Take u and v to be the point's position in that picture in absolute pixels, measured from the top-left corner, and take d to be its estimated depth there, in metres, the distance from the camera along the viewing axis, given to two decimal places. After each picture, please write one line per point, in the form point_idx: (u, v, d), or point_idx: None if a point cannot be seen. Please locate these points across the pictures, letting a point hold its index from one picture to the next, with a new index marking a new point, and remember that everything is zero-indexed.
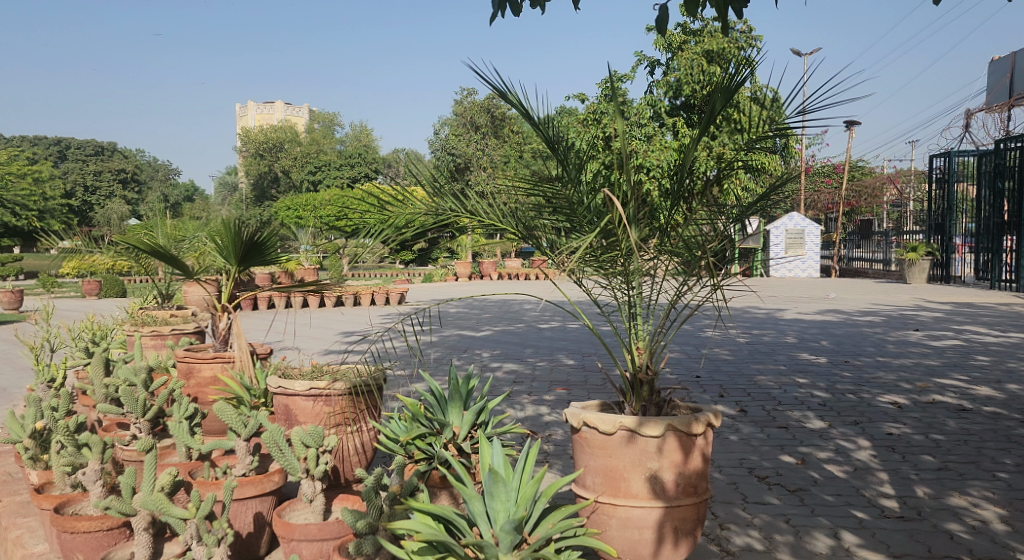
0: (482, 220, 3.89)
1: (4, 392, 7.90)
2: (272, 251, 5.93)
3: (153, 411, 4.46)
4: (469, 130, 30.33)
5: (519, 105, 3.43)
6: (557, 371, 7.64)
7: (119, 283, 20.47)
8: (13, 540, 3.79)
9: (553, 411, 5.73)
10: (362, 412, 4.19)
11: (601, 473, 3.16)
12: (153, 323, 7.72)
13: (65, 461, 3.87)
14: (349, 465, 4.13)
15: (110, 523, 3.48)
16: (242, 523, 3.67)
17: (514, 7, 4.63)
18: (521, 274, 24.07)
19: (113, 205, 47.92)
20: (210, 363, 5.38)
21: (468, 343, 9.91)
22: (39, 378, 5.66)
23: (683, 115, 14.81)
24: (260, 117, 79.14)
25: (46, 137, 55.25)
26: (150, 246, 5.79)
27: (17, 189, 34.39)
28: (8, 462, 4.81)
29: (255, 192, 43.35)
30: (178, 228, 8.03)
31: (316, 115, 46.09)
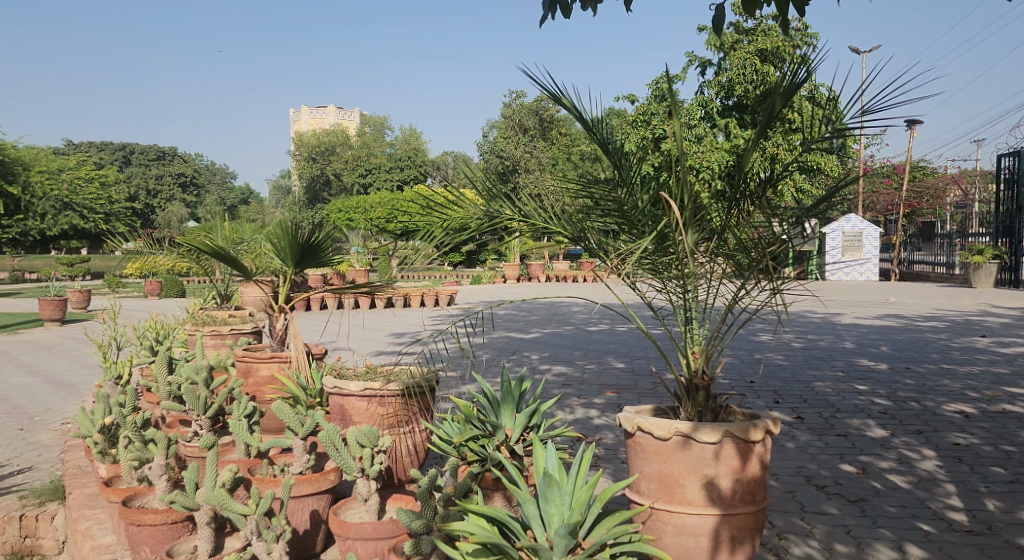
0: (533, 223, 3.91)
1: (74, 388, 8.21)
2: (326, 252, 6.04)
3: (214, 409, 4.58)
4: (517, 132, 30.25)
5: (573, 108, 3.43)
6: (607, 374, 7.59)
7: (178, 284, 21.09)
8: (82, 532, 3.95)
9: (604, 415, 5.70)
10: (414, 413, 4.23)
11: (656, 479, 3.13)
12: (212, 322, 7.94)
13: (132, 456, 4.01)
14: (403, 465, 4.19)
15: (173, 517, 3.59)
16: (299, 520, 3.75)
17: (564, 8, 4.63)
18: (570, 277, 24.00)
19: (173, 208, 49.36)
20: (267, 362, 5.50)
21: (518, 345, 9.93)
22: (107, 375, 5.87)
23: (736, 115, 14.56)
24: (313, 122, 80.57)
25: (111, 143, 57.11)
26: (211, 248, 5.95)
27: (84, 193, 35.74)
28: (78, 456, 5.00)
29: (308, 194, 44.12)
30: (236, 230, 8.22)
31: (367, 119, 46.65)
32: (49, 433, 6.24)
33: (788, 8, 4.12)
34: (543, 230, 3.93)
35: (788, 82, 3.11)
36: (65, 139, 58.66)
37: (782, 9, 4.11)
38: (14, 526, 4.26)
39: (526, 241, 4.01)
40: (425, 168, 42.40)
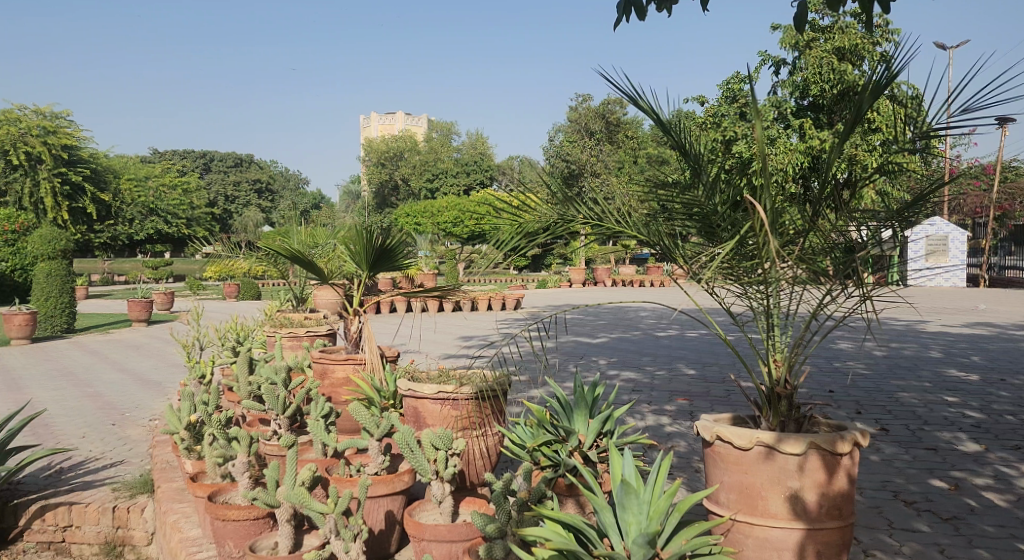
0: (605, 224, 3.88)
1: (161, 387, 8.55)
2: (400, 256, 6.14)
3: (292, 408, 4.70)
4: (583, 136, 30.07)
5: (650, 111, 3.41)
6: (678, 381, 7.48)
7: (254, 286, 21.75)
8: (171, 524, 4.10)
9: (675, 423, 5.62)
10: (487, 417, 4.26)
11: (737, 490, 3.07)
12: (289, 325, 8.14)
13: (217, 453, 4.15)
14: (476, 469, 4.22)
15: (256, 513, 3.70)
16: (375, 520, 3.81)
17: (638, 11, 4.60)
18: (637, 282, 23.76)
19: (250, 214, 50.97)
20: (342, 364, 5.63)
21: (586, 350, 9.88)
22: (192, 374, 6.09)
23: (811, 115, 14.14)
24: (383, 128, 82.18)
25: (192, 150, 59.43)
26: (290, 253, 6.13)
27: (167, 200, 37.27)
28: (165, 452, 5.20)
29: (377, 200, 44.94)
30: (312, 234, 8.43)
31: (435, 125, 47.20)
32: (138, 430, 6.51)
33: (871, 4, 3.98)
34: (612, 233, 3.91)
35: (873, 82, 2.99)
36: (150, 148, 61.41)
37: (865, 5, 3.98)
38: (108, 517, 4.46)
39: (592, 244, 3.99)
40: (492, 173, 42.70)
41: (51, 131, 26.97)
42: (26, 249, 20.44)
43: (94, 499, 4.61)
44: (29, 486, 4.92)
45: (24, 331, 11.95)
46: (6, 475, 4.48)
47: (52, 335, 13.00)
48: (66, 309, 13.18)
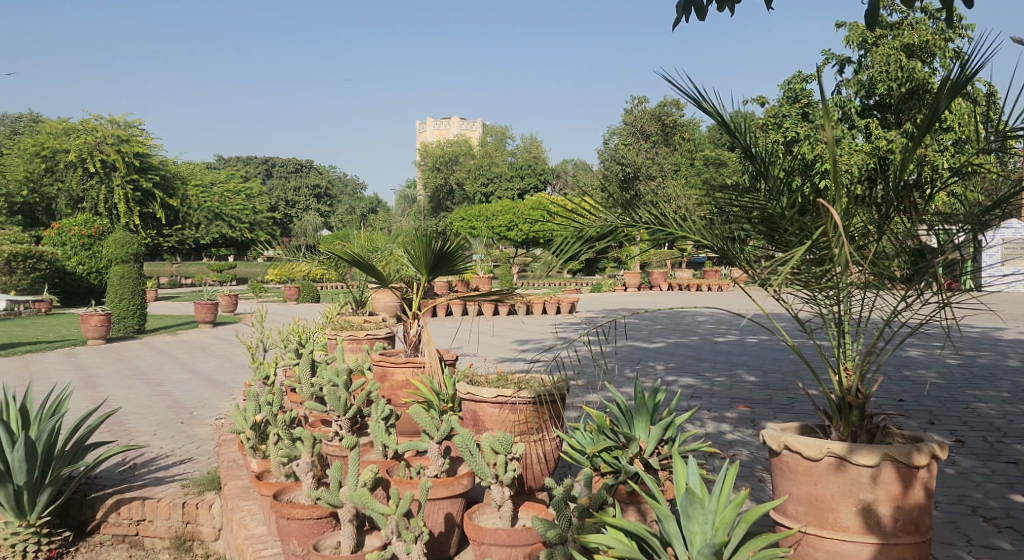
0: (667, 229, 3.84)
1: (226, 387, 8.79)
2: (459, 260, 6.18)
3: (354, 410, 4.76)
4: (639, 138, 29.83)
5: (715, 112, 3.36)
6: (739, 387, 7.35)
7: (314, 289, 22.19)
8: (237, 522, 4.21)
9: (737, 430, 5.51)
10: (545, 422, 4.24)
11: (805, 501, 3.00)
12: (349, 327, 8.27)
13: (282, 452, 4.24)
14: (534, 473, 4.21)
15: (319, 512, 3.76)
16: (435, 522, 3.83)
17: (699, 11, 4.55)
18: (693, 285, 23.44)
19: (309, 218, 52.05)
20: (402, 367, 5.68)
21: (643, 355, 9.78)
22: (256, 375, 6.23)
23: (878, 115, 13.71)
24: (438, 132, 83.07)
25: (254, 157, 60.97)
26: (352, 257, 6.24)
27: (232, 205, 38.32)
28: (231, 450, 5.33)
29: (433, 204, 45.35)
30: (370, 238, 8.54)
31: (489, 129, 47.51)
32: (206, 428, 6.71)
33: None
34: (670, 236, 3.87)
35: (947, 78, 2.87)
36: (215, 155, 63.29)
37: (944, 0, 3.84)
38: (178, 512, 4.59)
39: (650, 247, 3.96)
40: (546, 177, 42.73)
41: (125, 139, 28.10)
42: (101, 253, 21.29)
43: (164, 495, 4.76)
44: (105, 480, 5.11)
45: (100, 331, 12.43)
46: (86, 470, 4.67)
47: (124, 335, 13.50)
48: (138, 311, 13.66)
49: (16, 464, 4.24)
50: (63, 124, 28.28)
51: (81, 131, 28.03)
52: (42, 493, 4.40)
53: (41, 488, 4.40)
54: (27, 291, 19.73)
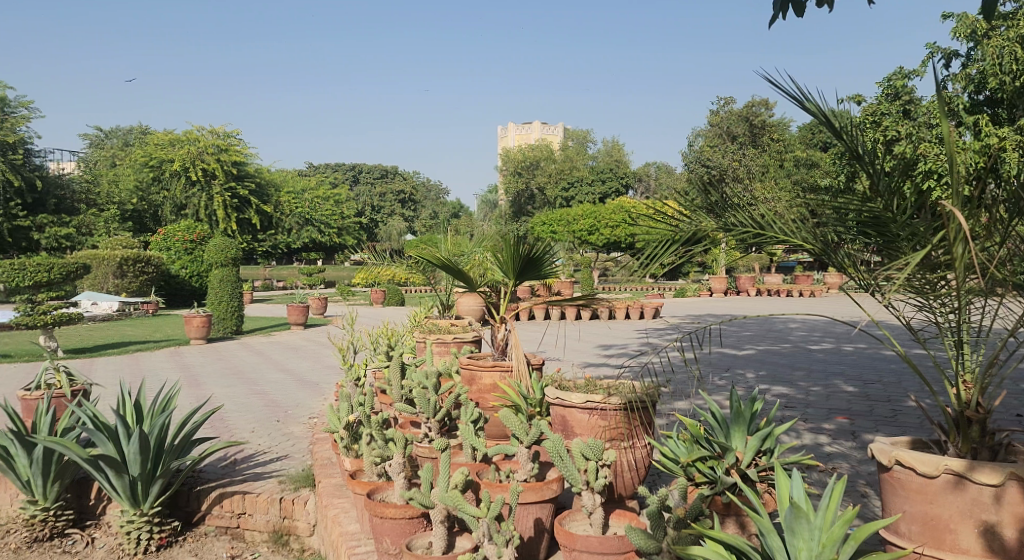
0: (769, 234, 3.79)
1: (318, 387, 9.06)
2: (547, 264, 6.15)
3: (443, 412, 4.80)
4: (725, 140, 29.12)
5: (818, 111, 3.27)
6: (836, 398, 7.07)
7: (400, 293, 22.60)
8: (332, 519, 4.33)
9: (835, 442, 5.30)
10: (636, 428, 4.18)
11: (920, 521, 2.88)
12: (437, 330, 8.38)
13: (375, 452, 4.32)
14: (624, 481, 4.14)
15: (411, 512, 3.81)
16: (525, 527, 3.83)
17: (796, 8, 4.43)
18: (782, 291, 22.68)
19: (394, 222, 53.11)
20: (490, 371, 5.69)
21: (733, 362, 9.51)
22: (348, 376, 6.37)
23: (988, 111, 12.92)
24: (519, 137, 83.51)
25: (342, 164, 62.71)
26: (441, 261, 6.32)
27: (321, 211, 39.48)
28: (325, 448, 5.48)
29: (515, 208, 45.47)
30: (457, 243, 8.62)
31: (570, 133, 47.46)
32: (300, 426, 6.94)
33: None
34: (757, 237, 3.85)
35: None
36: (307, 163, 65.56)
37: None
38: (276, 507, 4.75)
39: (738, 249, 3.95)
40: (627, 180, 42.37)
41: (223, 148, 29.40)
42: (201, 257, 22.32)
43: (263, 491, 4.93)
44: (209, 475, 5.34)
45: (201, 331, 13.00)
46: (192, 463, 4.89)
47: (223, 335, 14.08)
48: (236, 312, 14.20)
49: (132, 456, 4.47)
50: (169, 135, 29.80)
51: (184, 142, 29.48)
52: (154, 484, 4.62)
53: (153, 479, 4.63)
54: (134, 293, 20.84)
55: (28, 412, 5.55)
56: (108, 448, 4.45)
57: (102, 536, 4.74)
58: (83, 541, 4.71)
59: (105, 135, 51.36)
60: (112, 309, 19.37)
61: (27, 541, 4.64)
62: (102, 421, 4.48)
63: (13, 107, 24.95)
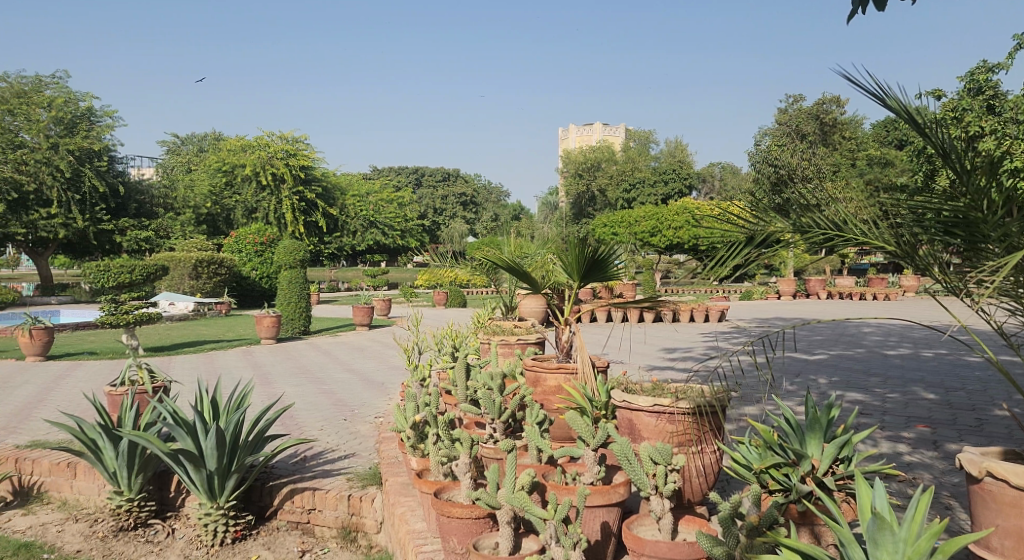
0: (847, 236, 3.71)
1: (383, 387, 9.19)
2: (613, 267, 6.09)
3: (508, 413, 4.80)
4: (794, 139, 28.42)
5: (900, 108, 3.17)
6: (914, 405, 6.80)
7: (462, 295, 22.75)
8: (399, 517, 4.37)
9: (916, 452, 5.10)
10: (705, 434, 4.10)
11: (1014, 535, 2.79)
12: (501, 332, 8.39)
13: (442, 452, 4.35)
14: (692, 486, 4.06)
15: (477, 512, 3.81)
16: (591, 530, 3.79)
17: (877, 3, 4.29)
18: (854, 294, 21.95)
19: (455, 225, 53.53)
20: (554, 373, 5.65)
21: (803, 367, 9.25)
22: (414, 376, 6.43)
23: None
24: (581, 138, 83.29)
25: (405, 167, 63.59)
26: (506, 263, 6.33)
27: (385, 213, 40.12)
28: (391, 447, 5.55)
29: (575, 210, 45.22)
30: (521, 245, 8.62)
31: (632, 134, 47.08)
32: (366, 425, 7.05)
33: None
34: (826, 238, 3.78)
35: None
36: (371, 167, 66.71)
37: None
38: (344, 504, 4.83)
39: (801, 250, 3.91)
40: (691, 180, 41.72)
41: (292, 153, 30.10)
42: (271, 259, 22.93)
43: (332, 487, 5.02)
44: (281, 471, 5.47)
45: (271, 331, 13.34)
46: (265, 459, 5.02)
47: (291, 335, 14.41)
48: (304, 313, 14.50)
49: (209, 451, 4.61)
50: (240, 141, 30.69)
51: (255, 147, 30.31)
52: (229, 479, 4.76)
53: (229, 473, 4.77)
54: (208, 293, 21.52)
55: (113, 406, 5.79)
56: (187, 443, 4.61)
57: (182, 528, 4.92)
58: (164, 531, 4.89)
59: (181, 141, 53.30)
60: (188, 310, 20.05)
61: (113, 530, 4.84)
62: (182, 416, 4.65)
63: (98, 115, 26.06)
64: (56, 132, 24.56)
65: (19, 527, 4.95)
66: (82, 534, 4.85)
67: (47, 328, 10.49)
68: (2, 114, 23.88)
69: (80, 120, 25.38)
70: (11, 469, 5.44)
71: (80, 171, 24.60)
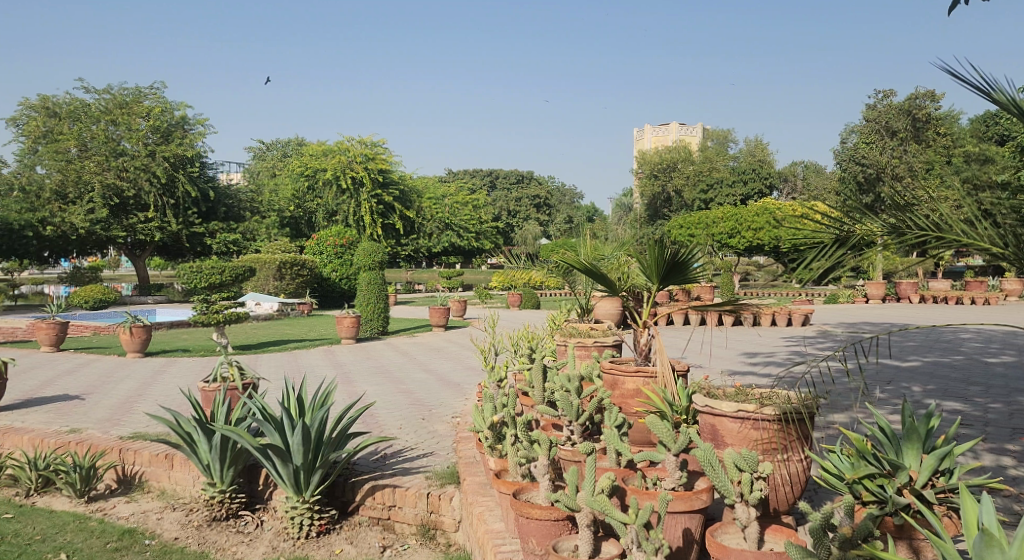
0: (949, 237, 3.59)
1: (460, 387, 9.27)
2: (693, 269, 5.97)
3: (586, 416, 4.75)
4: (883, 136, 27.36)
5: (1008, 103, 3.03)
6: (1019, 416, 6.45)
7: (536, 296, 22.74)
8: (477, 516, 4.40)
9: (1022, 465, 4.83)
10: (793, 442, 3.97)
11: None
12: (578, 334, 8.35)
13: (520, 454, 4.36)
14: (780, 495, 3.94)
15: (557, 514, 3.81)
16: (673, 537, 3.72)
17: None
18: (948, 297, 20.96)
19: (529, 226, 53.61)
20: (632, 376, 5.55)
21: (895, 374, 8.88)
22: (491, 377, 6.46)
23: None
24: (657, 138, 82.40)
25: (480, 170, 64.10)
26: (584, 265, 6.28)
27: (460, 216, 40.41)
28: (469, 446, 5.59)
29: (650, 210, 44.59)
30: (598, 247, 8.54)
31: (710, 133, 46.26)
32: (443, 425, 7.13)
33: None
34: (923, 239, 3.69)
35: None
36: (447, 170, 67.57)
37: None
38: (424, 502, 4.89)
39: (891, 249, 3.84)
40: (772, 180, 40.63)
41: (371, 157, 30.75)
42: (351, 260, 23.43)
43: (412, 485, 5.09)
44: (362, 467, 5.59)
45: (351, 331, 13.66)
46: (348, 456, 5.13)
47: (370, 335, 14.70)
48: (381, 313, 14.76)
49: (295, 447, 4.75)
50: (322, 146, 31.53)
51: (336, 151, 31.09)
52: (314, 474, 4.89)
53: (314, 469, 4.90)
54: (291, 294, 22.15)
55: (206, 401, 6.03)
56: (275, 438, 4.77)
57: (270, 520, 5.08)
58: (253, 523, 5.07)
59: (266, 147, 55.13)
60: (273, 309, 20.71)
61: (207, 519, 5.03)
62: (270, 412, 4.81)
63: (191, 123, 27.16)
64: (153, 141, 25.74)
65: (123, 514, 5.20)
66: (179, 522, 5.07)
67: (145, 326, 10.97)
68: (105, 124, 25.20)
69: (174, 128, 26.51)
70: (114, 458, 5.72)
71: (175, 177, 25.76)
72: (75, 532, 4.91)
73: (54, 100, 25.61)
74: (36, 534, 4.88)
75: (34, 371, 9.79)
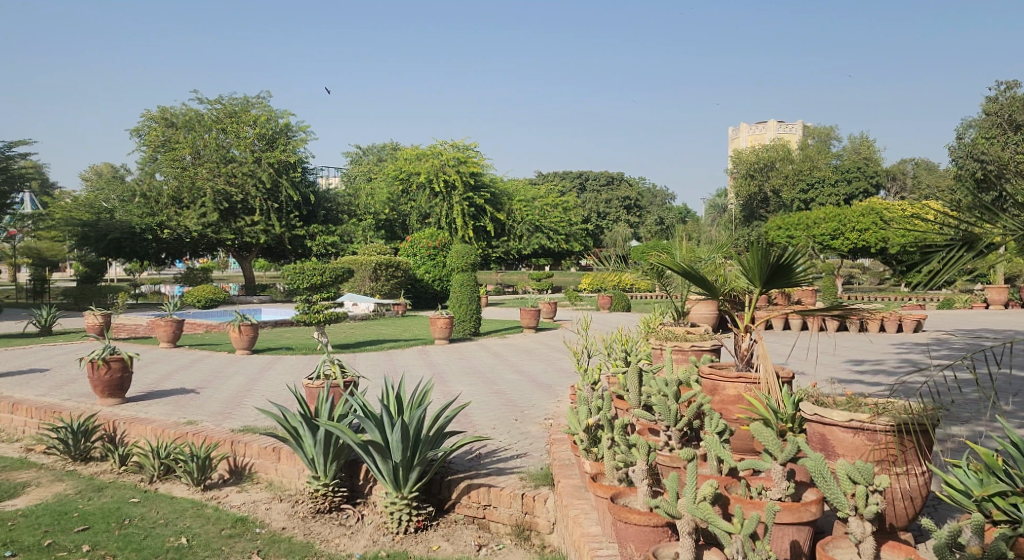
0: None
1: (553, 389, 9.25)
2: (799, 272, 5.75)
3: (684, 421, 4.63)
4: (1004, 130, 25.62)
5: None
6: None
7: (627, 299, 22.44)
8: (573, 517, 4.36)
9: None
10: (911, 453, 3.76)
11: None
12: (673, 338, 8.18)
13: (618, 457, 4.29)
14: (898, 510, 3.74)
15: (656, 520, 3.73)
16: (781, 548, 3.59)
17: None
18: None
19: (619, 228, 53.01)
20: (733, 382, 5.37)
21: (1019, 386, 8.29)
22: (586, 380, 6.40)
23: None
24: (752, 137, 79.96)
25: (570, 172, 63.79)
26: (681, 268, 6.12)
27: (551, 218, 40.32)
28: (564, 448, 5.55)
29: (746, 211, 43.27)
30: (696, 248, 8.33)
31: (810, 130, 44.51)
32: (536, 426, 7.13)
33: None
34: None
35: None
36: (536, 172, 67.70)
37: None
38: (518, 502, 4.89)
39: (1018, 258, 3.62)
40: (878, 179, 38.70)
41: (463, 160, 31.05)
42: (443, 262, 23.70)
43: (507, 485, 5.10)
44: (457, 466, 5.64)
45: (445, 332, 13.84)
46: (444, 455, 5.17)
47: (463, 336, 14.87)
48: (474, 314, 14.89)
49: (394, 444, 4.84)
50: (416, 150, 32.12)
51: (430, 155, 31.61)
52: (412, 471, 4.96)
53: (412, 466, 4.97)
54: (386, 295, 22.63)
55: (310, 398, 6.22)
56: (376, 435, 4.87)
57: (370, 514, 5.18)
58: (355, 516, 5.18)
59: (362, 152, 56.66)
60: (369, 310, 21.23)
61: (312, 511, 5.19)
62: (370, 409, 4.92)
63: (293, 130, 28.18)
64: (259, 147, 26.87)
65: (235, 503, 5.43)
66: (286, 513, 5.25)
67: (253, 324, 11.43)
68: (216, 133, 26.42)
69: (279, 135, 27.56)
70: (227, 450, 5.97)
71: (279, 182, 26.83)
72: (193, 518, 5.16)
73: (171, 111, 27.00)
74: (159, 518, 5.15)
75: (153, 365, 10.35)
